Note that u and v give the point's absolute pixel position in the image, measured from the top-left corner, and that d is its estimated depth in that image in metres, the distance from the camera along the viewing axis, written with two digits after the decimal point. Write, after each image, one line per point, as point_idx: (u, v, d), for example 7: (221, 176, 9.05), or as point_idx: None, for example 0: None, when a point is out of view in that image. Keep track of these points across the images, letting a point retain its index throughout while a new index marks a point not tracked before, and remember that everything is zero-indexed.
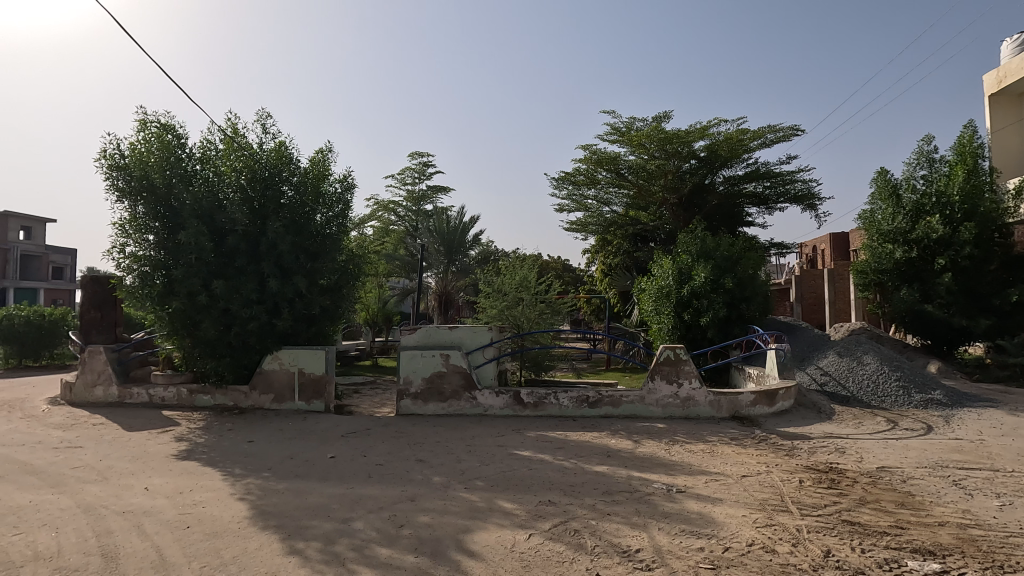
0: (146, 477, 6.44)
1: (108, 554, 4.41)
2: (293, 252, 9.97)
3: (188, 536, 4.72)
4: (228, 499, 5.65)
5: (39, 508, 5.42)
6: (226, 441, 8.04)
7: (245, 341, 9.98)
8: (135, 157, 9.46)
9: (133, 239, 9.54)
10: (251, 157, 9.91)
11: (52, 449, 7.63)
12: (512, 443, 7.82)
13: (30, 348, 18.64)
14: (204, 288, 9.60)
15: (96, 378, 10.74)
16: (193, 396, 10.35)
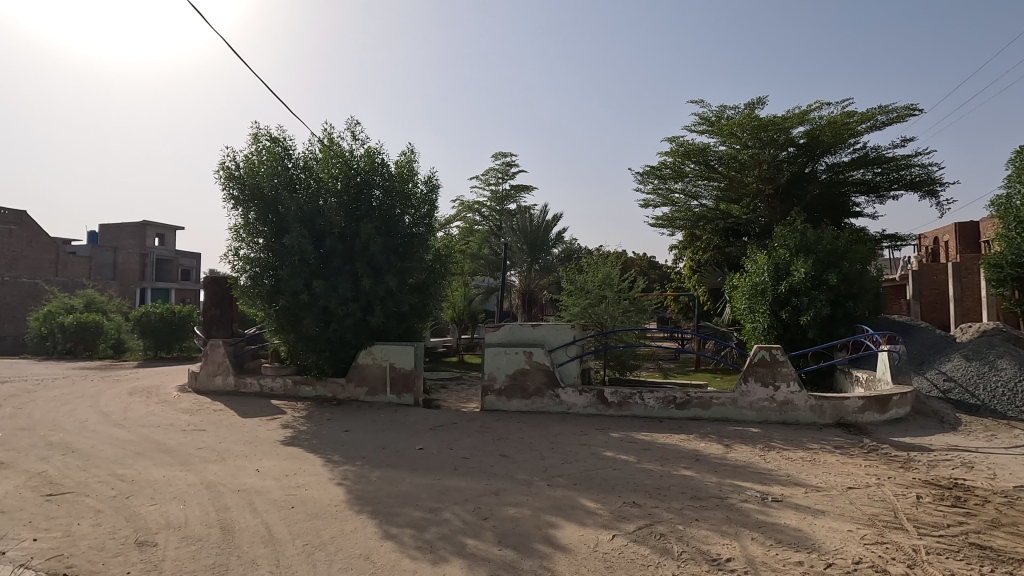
0: (258, 459, 7.05)
1: (226, 527, 4.88)
2: (384, 252, 10.51)
3: (292, 516, 5.12)
4: (327, 483, 6.05)
5: (171, 483, 6.12)
6: (325, 430, 8.62)
7: (342, 337, 10.63)
8: (247, 167, 10.40)
9: (245, 242, 10.49)
10: (346, 164, 10.56)
11: (181, 431, 8.58)
12: (595, 442, 7.73)
13: (165, 340, 21.11)
14: (305, 287, 10.33)
15: (216, 369, 11.89)
16: (297, 387, 11.18)
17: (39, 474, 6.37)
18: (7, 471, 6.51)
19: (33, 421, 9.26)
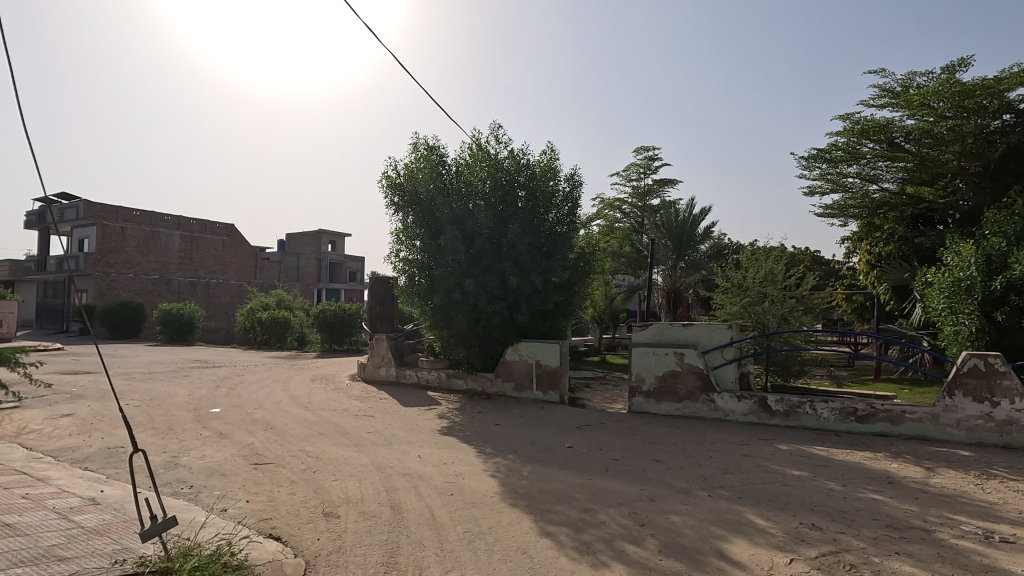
0: (419, 446, 7.56)
1: (395, 507, 5.27)
2: (529, 251, 10.70)
3: (453, 503, 5.36)
4: (482, 474, 6.27)
5: (348, 461, 6.80)
6: (477, 422, 8.99)
7: (491, 333, 11.03)
8: (406, 175, 11.31)
9: (405, 245, 11.40)
10: (493, 166, 10.91)
11: (354, 415, 9.54)
12: (760, 453, 7.05)
13: (339, 334, 23.80)
14: (457, 286, 10.88)
15: (381, 361, 13.16)
16: (450, 380, 11.84)
17: (248, 445, 7.49)
18: (225, 441, 7.75)
19: (242, 400, 10.97)
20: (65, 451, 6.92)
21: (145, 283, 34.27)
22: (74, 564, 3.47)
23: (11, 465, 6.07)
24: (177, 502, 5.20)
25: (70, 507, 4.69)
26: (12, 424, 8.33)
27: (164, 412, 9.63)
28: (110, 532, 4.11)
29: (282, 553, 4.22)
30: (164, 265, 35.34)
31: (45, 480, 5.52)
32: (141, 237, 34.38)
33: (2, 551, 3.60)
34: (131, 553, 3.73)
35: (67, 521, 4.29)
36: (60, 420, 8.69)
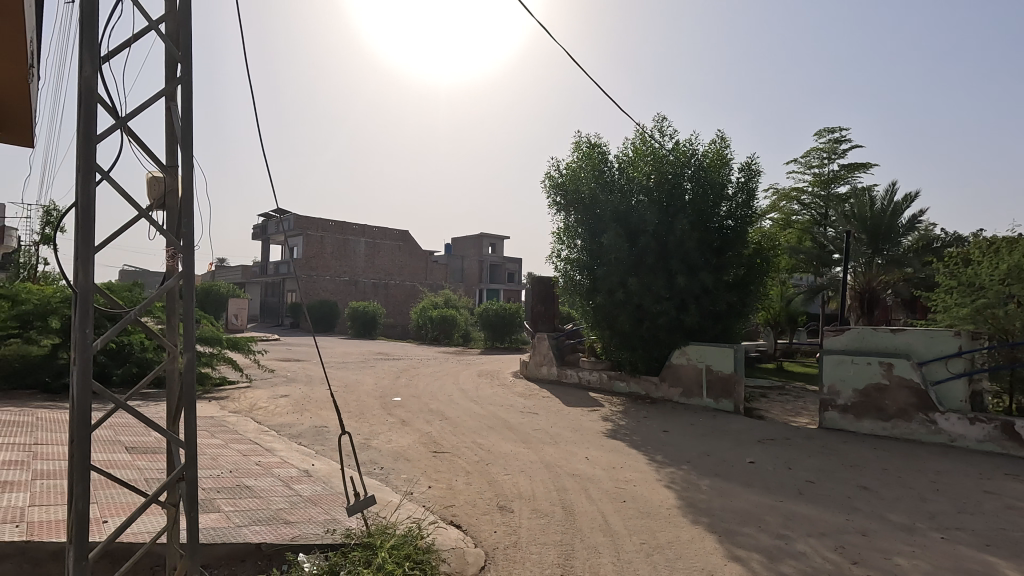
0: (586, 447, 7.44)
1: (567, 508, 5.19)
2: (698, 247, 9.99)
3: (626, 510, 5.13)
4: (655, 483, 5.93)
5: (517, 457, 6.93)
6: (644, 427, 8.60)
7: (656, 335, 10.49)
8: (568, 174, 11.33)
9: (567, 244, 11.41)
10: (658, 159, 10.38)
11: (519, 412, 9.77)
12: (1009, 492, 5.67)
13: (500, 332, 24.82)
14: (620, 285, 10.56)
15: (543, 359, 13.37)
16: (612, 382, 11.56)
17: (427, 434, 8.05)
18: (408, 428, 8.42)
19: (419, 391, 11.92)
20: (284, 427, 8.10)
21: (338, 284, 39.37)
22: (296, 528, 3.95)
23: (247, 435, 7.25)
24: (372, 482, 5.73)
25: (290, 476, 5.41)
26: (246, 401, 10.01)
27: (357, 398, 10.84)
28: (321, 502, 4.64)
29: (464, 541, 4.37)
30: (353, 269, 40.24)
31: (271, 450, 6.49)
32: (335, 244, 39.58)
33: (244, 509, 4.24)
34: (338, 524, 4.15)
35: (288, 489, 4.94)
36: (280, 400, 10.23)
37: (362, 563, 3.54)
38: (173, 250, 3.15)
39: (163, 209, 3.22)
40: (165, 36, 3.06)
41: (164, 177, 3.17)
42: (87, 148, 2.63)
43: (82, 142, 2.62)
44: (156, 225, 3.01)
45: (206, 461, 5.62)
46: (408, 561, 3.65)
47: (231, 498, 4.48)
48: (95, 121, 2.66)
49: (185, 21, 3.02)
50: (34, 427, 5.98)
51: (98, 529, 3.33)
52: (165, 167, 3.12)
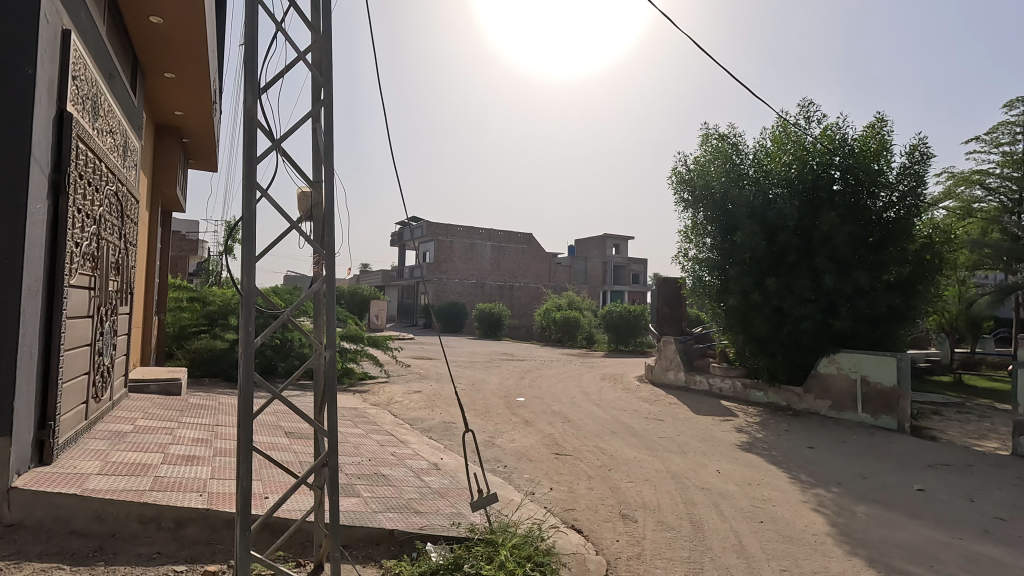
0: (717, 460, 6.96)
1: (696, 523, 4.88)
2: (850, 243, 8.89)
3: (764, 532, 4.70)
4: (799, 505, 5.36)
5: (642, 465, 6.68)
6: (785, 442, 7.84)
7: (799, 341, 9.50)
8: (697, 169, 10.77)
9: (695, 243, 10.82)
10: (800, 147, 9.43)
11: (644, 417, 9.43)
12: None
13: (624, 334, 24.25)
14: (755, 286, 9.75)
15: (669, 364, 12.80)
16: (747, 390, 10.69)
17: (549, 435, 8.08)
18: (530, 428, 8.53)
19: (542, 391, 12.04)
20: (417, 421, 8.63)
21: (467, 286, 41.28)
22: (425, 518, 4.17)
23: (385, 427, 7.85)
24: (495, 479, 5.88)
25: (420, 468, 5.74)
26: (384, 395, 10.84)
27: (483, 396, 11.23)
28: (448, 496, 4.86)
29: (585, 547, 4.30)
30: (480, 271, 41.93)
31: (405, 442, 6.94)
32: (463, 249, 41.56)
33: (380, 496, 4.57)
34: (463, 518, 4.31)
35: (419, 480, 5.24)
36: (413, 395, 10.95)
37: (485, 559, 3.63)
38: (318, 257, 3.47)
39: (310, 220, 3.57)
40: (311, 65, 3.39)
41: (311, 191, 3.51)
42: (250, 168, 2.99)
43: (246, 164, 2.99)
44: (304, 235, 3.33)
45: (349, 449, 6.16)
46: (529, 562, 3.67)
47: (369, 485, 4.86)
48: (256, 144, 3.02)
49: (327, 50, 3.32)
50: (216, 410, 7.00)
51: (260, 503, 3.80)
52: (312, 182, 3.44)
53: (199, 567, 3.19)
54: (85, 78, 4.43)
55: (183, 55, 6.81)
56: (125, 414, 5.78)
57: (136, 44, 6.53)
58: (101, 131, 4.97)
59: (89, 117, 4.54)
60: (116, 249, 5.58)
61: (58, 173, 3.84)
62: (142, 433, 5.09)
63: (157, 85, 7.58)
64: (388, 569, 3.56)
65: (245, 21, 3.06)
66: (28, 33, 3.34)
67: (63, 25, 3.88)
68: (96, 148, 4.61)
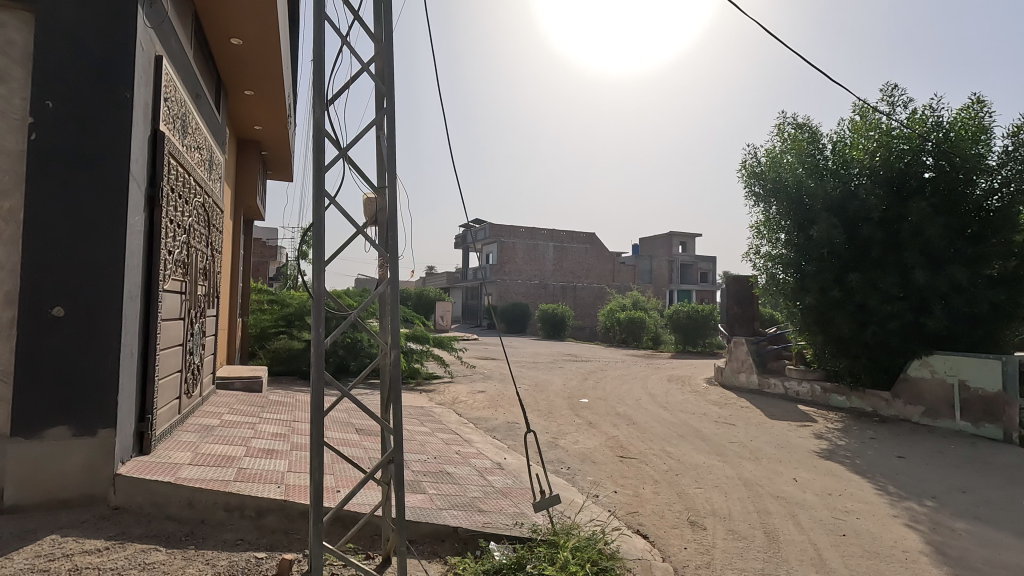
0: (794, 467, 6.59)
1: (770, 533, 4.64)
2: (945, 236, 8.15)
3: (846, 546, 4.40)
4: (887, 519, 4.97)
5: (712, 470, 6.43)
6: (871, 450, 7.30)
7: (885, 342, 8.82)
8: (770, 161, 10.32)
9: (768, 239, 10.39)
10: (885, 134, 8.74)
11: (714, 421, 9.09)
12: None
13: (692, 335, 23.47)
14: (836, 283, 9.15)
15: (740, 366, 12.27)
16: (827, 394, 10.04)
17: (613, 437, 7.97)
18: (594, 430, 8.43)
19: (607, 393, 11.88)
20: (481, 420, 8.76)
21: (531, 287, 41.44)
22: (489, 516, 4.21)
23: (450, 426, 8.02)
24: (559, 481, 5.87)
25: (484, 467, 5.81)
26: (449, 395, 11.07)
27: (547, 396, 11.26)
28: (512, 495, 4.89)
29: (651, 553, 4.20)
30: (543, 272, 41.95)
31: (470, 441, 7.05)
32: (526, 250, 41.77)
33: (445, 493, 4.67)
34: (527, 518, 4.32)
35: (482, 478, 5.31)
36: (478, 395, 11.11)
37: (548, 560, 3.63)
38: (382, 260, 3.57)
39: (375, 225, 3.69)
40: (374, 75, 3.51)
41: (376, 197, 3.63)
42: (320, 178, 3.13)
43: (315, 174, 3.14)
44: (369, 240, 3.43)
45: (416, 447, 6.34)
46: (592, 565, 3.63)
47: (434, 482, 4.98)
48: (325, 153, 3.16)
49: (389, 60, 3.42)
50: (293, 406, 7.40)
51: (331, 496, 3.99)
52: (376, 188, 3.56)
53: (277, 555, 3.39)
54: (176, 98, 4.81)
55: (261, 73, 7.27)
56: (213, 410, 6.22)
57: (219, 65, 7.02)
58: (189, 147, 5.38)
59: (178, 134, 4.93)
60: (204, 256, 6.01)
61: (154, 187, 4.20)
62: (227, 427, 5.47)
63: (238, 102, 8.11)
64: (453, 565, 3.62)
65: (313, 37, 3.21)
66: (125, 59, 3.68)
67: (156, 51, 4.24)
68: (186, 163, 5.01)
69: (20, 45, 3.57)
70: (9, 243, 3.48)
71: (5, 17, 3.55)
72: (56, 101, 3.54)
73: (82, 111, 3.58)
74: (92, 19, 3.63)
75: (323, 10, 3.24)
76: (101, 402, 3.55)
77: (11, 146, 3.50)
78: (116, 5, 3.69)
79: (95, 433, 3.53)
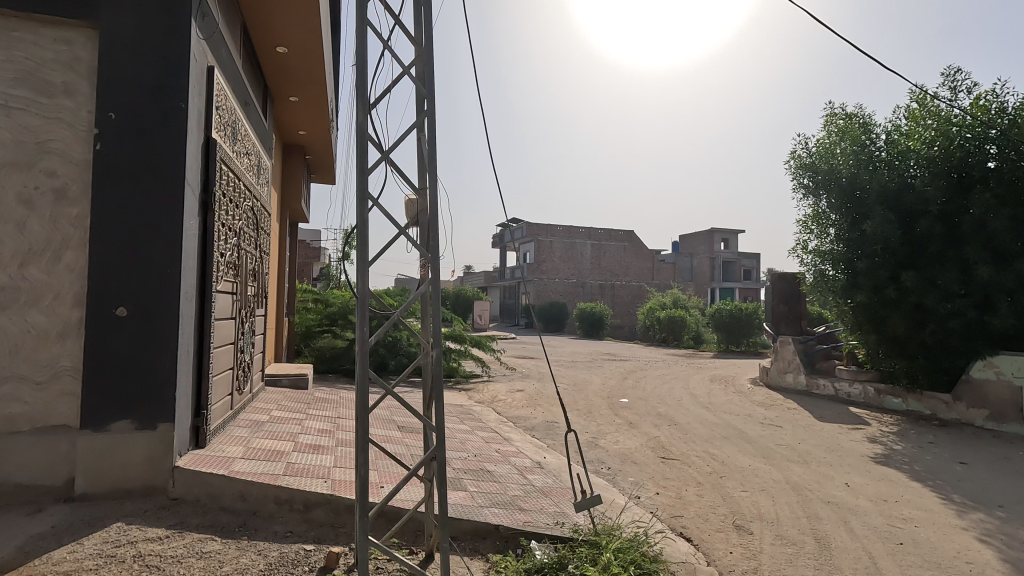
0: (846, 472, 6.33)
1: (821, 540, 4.47)
2: (1012, 229, 7.64)
3: (905, 556, 4.20)
4: (949, 528, 4.72)
5: (758, 473, 6.25)
6: (930, 455, 6.95)
7: (945, 341, 8.36)
8: (821, 154, 9.97)
9: (817, 233, 10.07)
10: (944, 122, 8.27)
11: (760, 423, 8.82)
12: None
13: (735, 335, 22.86)
14: (890, 280, 8.73)
15: (787, 366, 11.89)
16: (881, 396, 9.62)
17: (654, 438, 7.85)
18: (635, 430, 8.33)
19: (647, 393, 11.71)
20: (520, 419, 8.78)
21: (568, 286, 41.22)
22: (529, 515, 4.22)
23: (489, 424, 8.07)
24: (600, 481, 5.84)
25: (523, 466, 5.82)
26: (489, 393, 11.14)
27: (586, 396, 11.18)
28: (552, 494, 4.88)
29: (696, 557, 4.11)
30: (580, 271, 41.67)
31: (509, 440, 7.08)
32: (564, 249, 41.59)
33: (486, 491, 4.71)
34: (567, 518, 4.31)
35: (522, 477, 5.32)
36: (517, 394, 11.14)
37: (589, 560, 3.61)
38: (424, 261, 3.61)
39: (417, 226, 3.74)
40: (415, 78, 3.55)
41: (418, 198, 3.67)
42: (363, 181, 3.20)
43: (358, 176, 3.20)
44: (412, 240, 3.47)
45: (456, 444, 6.40)
46: (635, 567, 3.58)
47: (476, 480, 5.02)
48: (367, 156, 3.22)
49: (429, 63, 3.46)
50: (337, 403, 7.62)
51: (376, 491, 4.08)
52: (417, 189, 3.61)
53: (324, 548, 3.49)
54: (227, 107, 5.01)
55: (305, 79, 7.47)
56: (263, 405, 6.47)
57: (267, 73, 7.27)
58: (239, 153, 5.61)
59: (229, 141, 5.13)
60: (254, 256, 6.26)
61: (207, 192, 4.38)
62: (276, 423, 5.67)
63: (284, 108, 8.39)
64: (494, 563, 3.64)
65: (355, 43, 3.28)
66: (180, 71, 3.86)
67: (207, 62, 4.42)
68: (236, 168, 5.21)
69: (87, 60, 3.78)
70: (77, 248, 3.70)
71: (74, 35, 3.78)
72: (118, 112, 3.74)
73: (141, 121, 3.77)
74: (150, 34, 3.82)
75: (365, 14, 3.30)
76: (161, 398, 3.74)
77: (78, 156, 3.71)
78: (173, 19, 3.87)
79: (156, 427, 3.72)
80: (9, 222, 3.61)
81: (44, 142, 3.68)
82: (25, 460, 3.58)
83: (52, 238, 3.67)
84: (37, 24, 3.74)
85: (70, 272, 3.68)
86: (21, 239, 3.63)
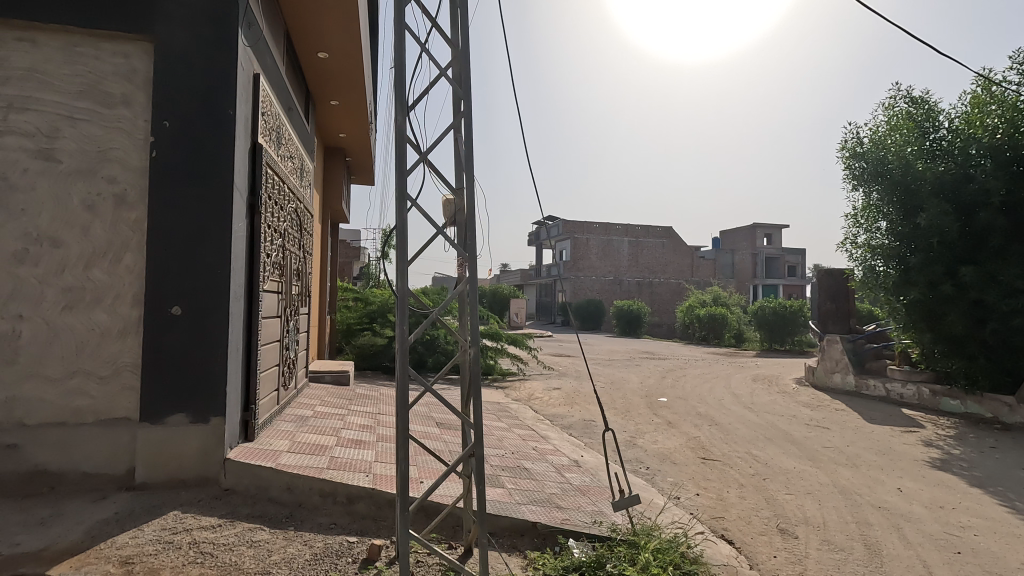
0: (898, 477, 6.07)
1: (872, 546, 4.31)
2: None
3: (963, 565, 4.00)
4: (1011, 538, 4.47)
5: (803, 476, 6.07)
6: (992, 461, 6.58)
7: (1008, 340, 7.91)
8: (874, 144, 9.55)
9: (866, 227, 9.68)
10: (1010, 108, 7.79)
11: (806, 424, 8.54)
12: None
13: (779, 333, 22.18)
14: (948, 276, 8.32)
15: (835, 365, 11.47)
16: (936, 398, 9.17)
17: (694, 438, 7.72)
18: (674, 430, 8.21)
19: (686, 392, 11.50)
20: (557, 417, 8.77)
21: (605, 284, 40.78)
22: (568, 513, 4.23)
23: (526, 422, 8.09)
24: (639, 480, 5.79)
25: (561, 464, 5.83)
26: (526, 391, 11.15)
27: (623, 394, 11.08)
28: (589, 493, 4.86)
29: (737, 560, 4.04)
30: (617, 268, 41.21)
31: (545, 438, 7.08)
32: (600, 247, 41.22)
33: (523, 489, 4.73)
34: (605, 517, 4.28)
35: (560, 475, 5.33)
36: (553, 392, 11.12)
37: (628, 560, 3.59)
38: (462, 260, 3.64)
39: (455, 226, 3.78)
40: (451, 80, 3.59)
41: (455, 198, 3.72)
42: (402, 182, 3.25)
43: (398, 178, 3.27)
44: (449, 239, 3.51)
45: (494, 442, 6.45)
46: (674, 568, 3.55)
47: (513, 477, 5.05)
48: (406, 158, 3.28)
49: (466, 63, 3.50)
50: (377, 399, 7.79)
51: (416, 487, 4.16)
52: (454, 189, 3.66)
53: (367, 540, 3.58)
54: (271, 112, 5.18)
55: (345, 83, 7.65)
56: (307, 401, 6.68)
57: (309, 78, 7.46)
58: (284, 157, 5.80)
59: (274, 146, 5.31)
60: (297, 257, 6.47)
61: (254, 196, 4.56)
62: (319, 418, 5.84)
63: (326, 112, 8.58)
64: (533, 560, 3.67)
65: (394, 46, 3.34)
66: (229, 79, 4.03)
67: (253, 70, 4.59)
68: (280, 171, 5.39)
69: (143, 72, 3.98)
70: (136, 250, 3.90)
71: (131, 48, 3.98)
72: (172, 120, 3.93)
73: (193, 129, 3.95)
74: (201, 44, 4.00)
75: (403, 18, 3.37)
76: (212, 392, 3.91)
77: (136, 163, 3.92)
78: (219, 30, 4.03)
79: (208, 420, 3.90)
80: (75, 226, 3.85)
81: (105, 150, 3.90)
82: (91, 450, 3.81)
83: (113, 241, 3.88)
84: (98, 40, 3.95)
85: (129, 273, 3.90)
86: (85, 241, 3.85)
